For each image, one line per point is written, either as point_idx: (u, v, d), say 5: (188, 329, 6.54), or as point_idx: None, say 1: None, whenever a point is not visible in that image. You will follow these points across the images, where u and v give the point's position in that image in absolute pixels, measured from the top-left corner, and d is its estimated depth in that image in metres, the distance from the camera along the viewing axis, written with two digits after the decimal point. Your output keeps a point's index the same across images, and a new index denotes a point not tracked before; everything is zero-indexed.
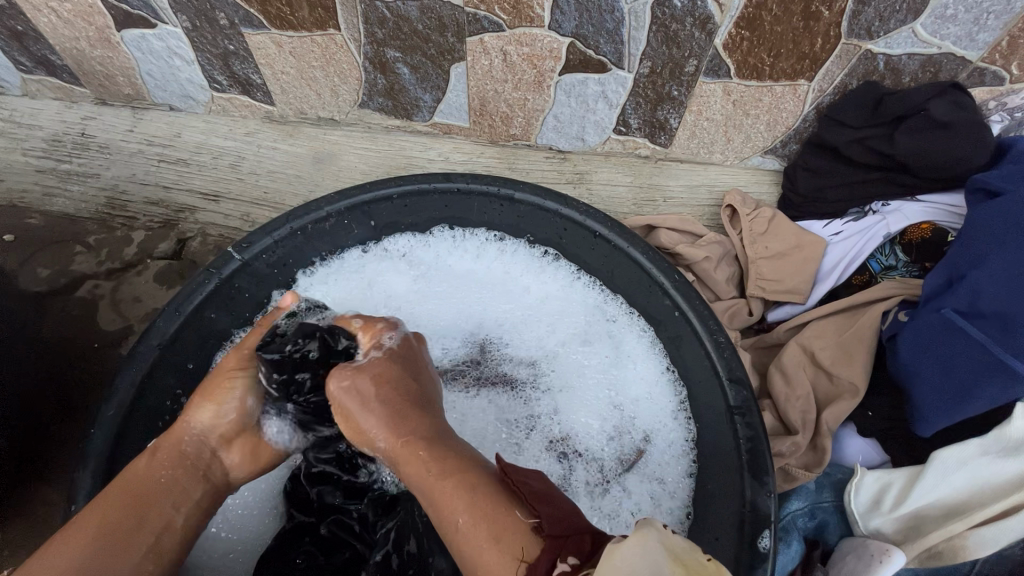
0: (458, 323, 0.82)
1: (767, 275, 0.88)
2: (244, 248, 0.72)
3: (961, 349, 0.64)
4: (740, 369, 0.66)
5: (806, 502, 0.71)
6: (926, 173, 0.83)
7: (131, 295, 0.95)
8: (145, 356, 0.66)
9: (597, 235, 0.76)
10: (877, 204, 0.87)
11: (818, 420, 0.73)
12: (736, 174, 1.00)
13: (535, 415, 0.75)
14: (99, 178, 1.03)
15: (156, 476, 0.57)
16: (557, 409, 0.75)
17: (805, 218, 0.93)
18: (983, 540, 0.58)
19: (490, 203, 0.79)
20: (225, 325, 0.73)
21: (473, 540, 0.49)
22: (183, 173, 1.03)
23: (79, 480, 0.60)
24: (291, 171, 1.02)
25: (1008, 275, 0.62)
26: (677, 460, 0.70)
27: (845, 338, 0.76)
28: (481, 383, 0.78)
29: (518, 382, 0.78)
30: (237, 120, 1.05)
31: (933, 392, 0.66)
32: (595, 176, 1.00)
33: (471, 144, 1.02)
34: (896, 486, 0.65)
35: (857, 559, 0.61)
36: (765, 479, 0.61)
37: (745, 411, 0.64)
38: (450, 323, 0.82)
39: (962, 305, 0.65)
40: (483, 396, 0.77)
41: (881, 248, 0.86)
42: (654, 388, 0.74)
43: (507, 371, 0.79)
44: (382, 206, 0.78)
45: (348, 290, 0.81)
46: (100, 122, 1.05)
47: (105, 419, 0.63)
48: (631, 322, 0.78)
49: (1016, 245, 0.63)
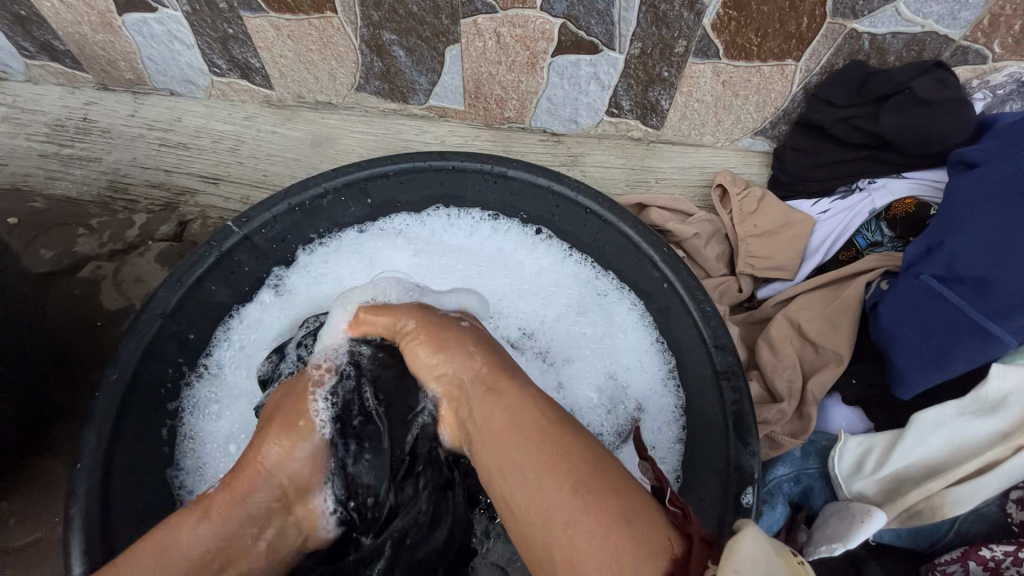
0: None
1: (756, 252, 0.89)
2: (244, 221, 0.74)
3: (939, 312, 0.66)
4: (726, 336, 0.68)
5: (792, 468, 0.73)
6: (910, 150, 0.85)
7: (132, 275, 0.96)
8: (147, 325, 0.68)
9: (587, 211, 0.77)
10: (862, 182, 0.89)
11: (804, 389, 0.75)
12: (726, 156, 1.01)
13: (542, 391, 0.77)
14: (101, 162, 1.04)
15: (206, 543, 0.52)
16: (562, 385, 0.77)
17: (794, 198, 0.95)
18: (960, 498, 0.60)
19: (483, 180, 0.81)
20: (224, 297, 0.75)
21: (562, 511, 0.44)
22: (183, 157, 1.05)
23: (85, 439, 0.61)
24: (291, 155, 1.04)
25: (982, 240, 0.65)
26: (669, 426, 0.72)
27: (831, 310, 0.78)
28: (511, 348, 0.79)
29: (529, 352, 0.79)
30: (237, 104, 1.07)
31: (913, 356, 0.68)
32: (588, 158, 1.02)
33: (467, 127, 1.04)
34: (877, 449, 0.67)
35: (841, 520, 0.63)
36: (749, 439, 0.63)
37: (731, 375, 0.66)
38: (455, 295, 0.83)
39: (940, 270, 0.67)
40: (516, 358, 0.79)
41: (867, 224, 0.88)
42: (644, 358, 0.76)
43: (514, 339, 0.80)
44: (378, 183, 0.80)
45: (351, 268, 0.82)
46: (102, 107, 1.07)
47: (109, 382, 0.64)
48: (622, 296, 0.79)
49: (992, 212, 0.66)
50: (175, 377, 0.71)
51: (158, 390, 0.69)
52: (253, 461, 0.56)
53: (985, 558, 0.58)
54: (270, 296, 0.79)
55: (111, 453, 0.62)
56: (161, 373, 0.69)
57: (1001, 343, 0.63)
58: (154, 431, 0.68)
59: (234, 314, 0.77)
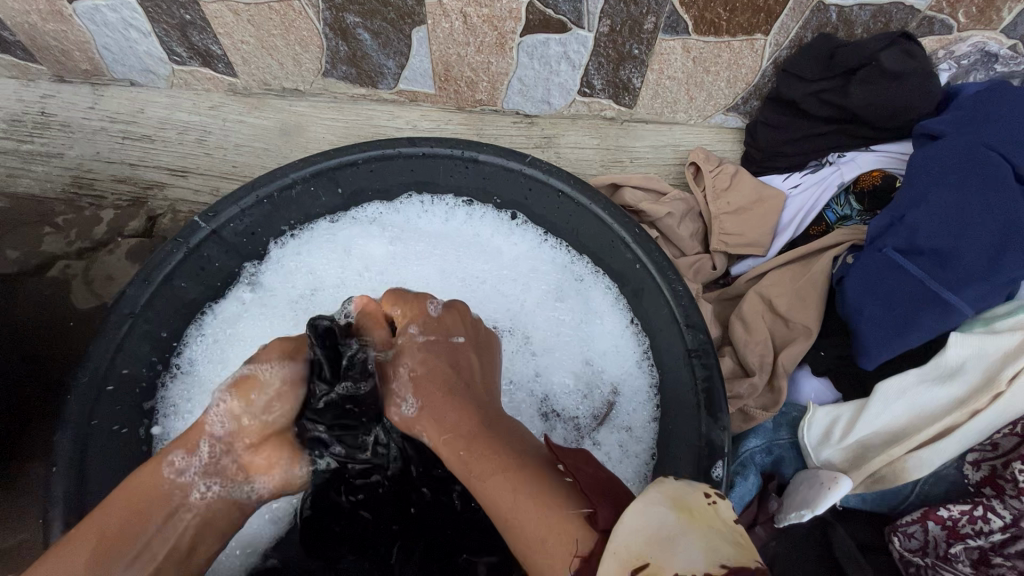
0: (444, 287, 0.83)
1: (730, 229, 0.90)
2: (211, 216, 0.72)
3: (903, 284, 0.68)
4: (697, 315, 0.69)
5: (763, 439, 0.76)
6: (876, 123, 0.86)
7: (103, 273, 0.94)
8: (117, 325, 0.67)
9: (559, 192, 0.77)
10: (832, 156, 0.90)
11: (775, 362, 0.77)
12: (700, 133, 1.02)
13: (520, 378, 0.78)
14: (63, 157, 1.01)
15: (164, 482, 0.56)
16: (539, 371, 0.78)
17: (766, 173, 0.95)
18: (920, 462, 0.63)
19: (455, 166, 0.80)
20: (195, 293, 0.74)
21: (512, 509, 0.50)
22: (148, 150, 1.02)
23: (59, 441, 0.61)
24: (260, 144, 1.02)
25: (943, 212, 0.66)
26: (644, 406, 0.74)
27: (800, 285, 0.79)
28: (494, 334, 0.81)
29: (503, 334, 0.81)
30: (201, 93, 1.04)
31: (877, 327, 0.69)
32: (562, 139, 1.02)
33: (439, 111, 1.03)
34: (845, 418, 0.69)
35: (809, 488, 0.66)
36: (719, 415, 0.64)
37: (702, 353, 0.67)
38: (439, 281, 0.84)
39: (902, 244, 0.68)
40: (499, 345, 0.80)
41: (836, 197, 0.89)
42: (620, 341, 0.77)
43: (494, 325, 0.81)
44: (347, 172, 0.78)
45: (327, 258, 0.82)
46: (60, 100, 1.04)
47: (81, 384, 0.64)
48: (597, 280, 0.80)
49: (953, 184, 0.67)
50: (150, 376, 0.71)
51: (134, 388, 0.69)
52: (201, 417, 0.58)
53: (943, 518, 0.61)
54: (246, 291, 0.79)
55: (85, 452, 0.62)
56: (135, 372, 0.69)
57: (960, 312, 0.65)
58: (131, 431, 0.69)
59: (207, 310, 0.77)
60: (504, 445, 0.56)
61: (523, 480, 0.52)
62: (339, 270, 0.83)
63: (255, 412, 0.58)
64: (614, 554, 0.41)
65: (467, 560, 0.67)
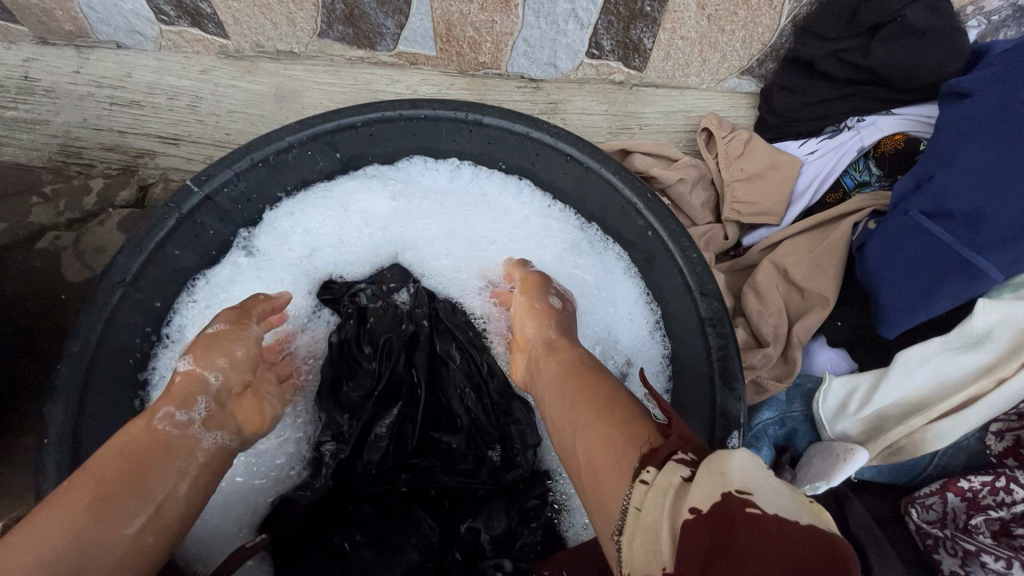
0: (446, 251, 0.80)
1: (742, 197, 0.87)
2: (204, 180, 0.69)
3: (927, 250, 0.65)
4: (712, 283, 0.66)
5: (776, 412, 0.74)
6: (899, 84, 0.82)
7: (95, 245, 0.91)
8: (107, 294, 0.64)
9: (567, 157, 0.74)
10: (852, 120, 0.87)
11: (789, 333, 0.75)
12: (712, 98, 0.98)
13: None
14: (49, 125, 0.97)
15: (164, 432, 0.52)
16: None
17: (783, 139, 0.92)
18: (940, 434, 0.61)
19: (459, 129, 0.76)
20: (189, 262, 0.71)
21: (593, 423, 0.47)
22: (138, 116, 0.98)
23: (49, 412, 0.59)
24: (254, 110, 0.98)
25: (973, 173, 0.63)
26: (657, 378, 0.72)
27: (817, 253, 0.77)
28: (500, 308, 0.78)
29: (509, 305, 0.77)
30: (191, 56, 0.99)
31: (898, 294, 0.67)
32: (569, 105, 0.97)
33: (440, 75, 0.98)
34: (862, 389, 0.67)
35: (824, 460, 0.64)
36: (736, 385, 0.62)
37: (717, 322, 0.65)
38: (444, 243, 0.80)
39: (928, 206, 0.66)
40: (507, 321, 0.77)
41: (855, 163, 0.86)
42: (632, 311, 0.75)
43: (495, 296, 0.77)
44: (346, 136, 0.74)
45: (322, 220, 0.78)
46: (43, 64, 0.98)
47: (71, 354, 0.61)
48: (608, 248, 0.77)
49: (985, 143, 0.64)
50: (144, 347, 0.69)
51: (126, 359, 0.67)
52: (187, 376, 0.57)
53: (964, 490, 0.59)
54: (241, 255, 0.75)
55: (79, 425, 0.60)
56: (128, 343, 0.67)
57: (989, 278, 0.62)
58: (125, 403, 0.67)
59: (200, 277, 0.74)
60: (595, 374, 0.54)
61: (605, 396, 0.50)
62: (337, 232, 0.79)
63: (233, 363, 0.60)
64: (718, 476, 0.35)
65: (469, 529, 0.68)
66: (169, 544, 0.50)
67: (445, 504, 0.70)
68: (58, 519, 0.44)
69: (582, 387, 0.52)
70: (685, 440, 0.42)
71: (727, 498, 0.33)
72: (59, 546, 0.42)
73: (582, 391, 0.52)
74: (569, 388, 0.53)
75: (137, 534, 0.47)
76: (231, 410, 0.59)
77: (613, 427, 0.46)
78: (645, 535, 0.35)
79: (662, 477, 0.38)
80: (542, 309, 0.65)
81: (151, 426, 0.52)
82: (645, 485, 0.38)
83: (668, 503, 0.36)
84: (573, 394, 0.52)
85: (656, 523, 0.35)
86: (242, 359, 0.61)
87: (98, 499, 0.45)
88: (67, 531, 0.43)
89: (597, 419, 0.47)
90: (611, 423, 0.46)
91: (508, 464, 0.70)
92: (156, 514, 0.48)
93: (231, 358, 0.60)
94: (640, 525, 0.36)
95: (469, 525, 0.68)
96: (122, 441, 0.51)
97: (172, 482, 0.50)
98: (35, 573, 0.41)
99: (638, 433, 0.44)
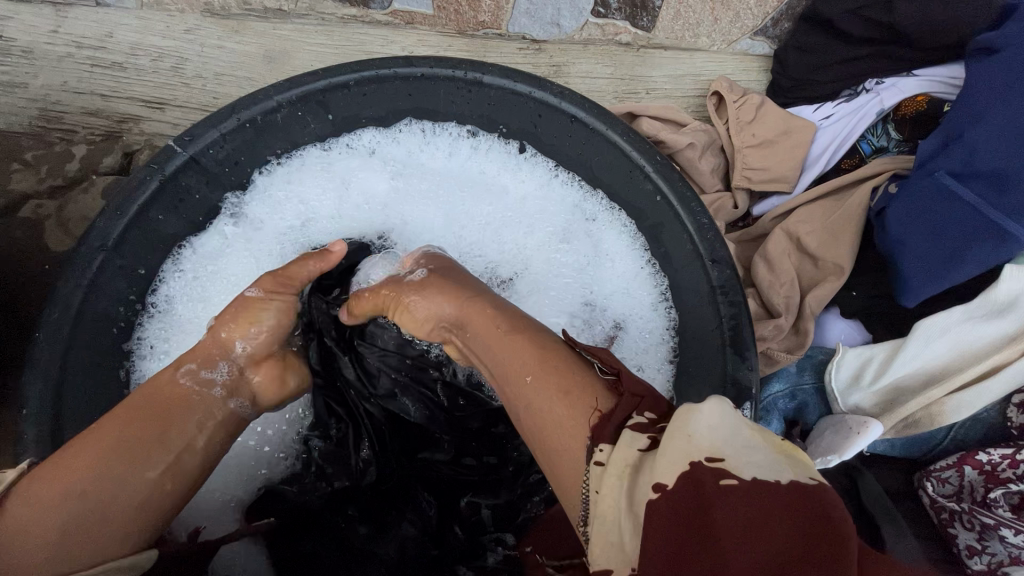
0: (440, 227, 0.78)
1: (754, 164, 0.83)
2: (187, 141, 0.64)
3: (952, 213, 0.63)
4: (723, 250, 0.63)
5: (787, 384, 0.71)
6: (923, 43, 0.78)
7: (79, 214, 0.87)
8: (86, 260, 0.60)
9: (574, 119, 0.69)
10: (870, 82, 0.82)
11: (801, 304, 0.72)
12: (723, 62, 0.93)
13: None
14: (28, 88, 0.91)
15: (188, 387, 0.53)
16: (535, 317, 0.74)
17: (795, 105, 0.87)
18: (960, 405, 0.59)
19: (456, 89, 0.71)
20: (173, 228, 0.68)
21: (545, 399, 0.41)
22: (120, 79, 0.93)
23: (28, 383, 0.56)
24: (242, 73, 0.93)
25: (1004, 130, 0.60)
26: (657, 348, 0.70)
27: (832, 221, 0.74)
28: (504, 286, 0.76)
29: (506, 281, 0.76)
30: (175, 15, 0.94)
31: (919, 261, 0.64)
32: (573, 68, 0.92)
33: (436, 36, 0.93)
34: (877, 359, 0.65)
35: (835, 433, 0.62)
36: (747, 354, 0.59)
37: (729, 290, 0.62)
38: (438, 217, 0.78)
39: (957, 167, 0.63)
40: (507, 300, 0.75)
41: (873, 127, 0.82)
42: (633, 281, 0.73)
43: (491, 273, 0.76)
44: (338, 95, 0.69)
45: (322, 194, 0.76)
46: (18, 23, 0.92)
47: (50, 322, 0.58)
48: (612, 218, 0.75)
49: (1017, 99, 0.61)
50: (127, 316, 0.66)
51: (109, 328, 0.64)
52: (214, 337, 0.57)
53: (982, 463, 0.57)
54: (227, 221, 0.73)
55: (60, 396, 0.57)
56: (111, 312, 0.64)
57: (1016, 242, 0.59)
58: (109, 374, 0.64)
59: (184, 244, 0.70)
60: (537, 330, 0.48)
61: (550, 356, 0.45)
62: (336, 206, 0.77)
63: (264, 332, 0.59)
64: (684, 439, 0.33)
65: (469, 504, 0.65)
66: (187, 496, 0.51)
67: (440, 482, 0.66)
68: (85, 458, 0.45)
69: (523, 344, 0.46)
70: (638, 397, 0.39)
71: (693, 467, 0.32)
72: (81, 482, 0.44)
73: (522, 354, 0.45)
74: (508, 345, 0.47)
75: (159, 481, 0.48)
76: (251, 378, 0.58)
77: (560, 389, 0.41)
78: (607, 524, 0.33)
79: (620, 455, 0.35)
80: (428, 287, 0.57)
81: (178, 378, 0.53)
82: (600, 467, 0.35)
83: (631, 485, 0.33)
84: (513, 355, 0.46)
85: (614, 511, 0.33)
86: (279, 328, 0.60)
87: (123, 441, 0.47)
88: (92, 465, 0.45)
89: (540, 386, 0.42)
90: (559, 383, 0.42)
91: (503, 460, 0.66)
92: (175, 462, 0.50)
93: (268, 325, 0.59)
94: (599, 513, 0.34)
95: (469, 500, 0.65)
96: (149, 389, 0.52)
97: (195, 432, 0.52)
98: (67, 501, 0.44)
99: (583, 398, 0.40)
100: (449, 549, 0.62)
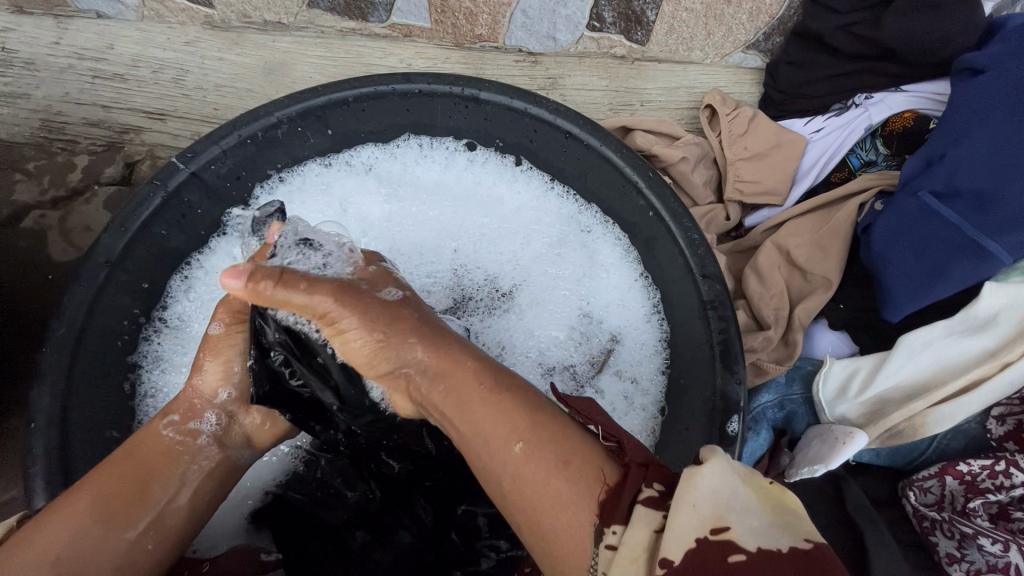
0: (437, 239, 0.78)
1: (746, 176, 0.84)
2: (189, 158, 0.66)
3: (935, 230, 0.65)
4: (714, 265, 0.65)
5: (776, 394, 0.73)
6: (913, 60, 0.80)
7: (81, 224, 0.88)
8: (92, 275, 0.62)
9: (568, 135, 0.71)
10: (860, 97, 0.84)
11: (790, 316, 0.74)
12: (716, 74, 0.95)
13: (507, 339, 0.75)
14: (29, 98, 0.92)
15: (167, 440, 0.54)
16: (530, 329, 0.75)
17: (787, 117, 0.88)
18: (942, 417, 0.60)
19: (454, 104, 0.73)
20: (177, 242, 0.69)
21: (536, 479, 0.40)
22: (121, 90, 0.94)
23: (36, 397, 0.58)
24: (242, 84, 0.95)
25: (985, 152, 0.63)
26: (652, 357, 0.71)
27: (821, 234, 0.75)
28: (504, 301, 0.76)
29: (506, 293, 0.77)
30: (175, 27, 0.95)
31: (903, 276, 0.66)
32: (568, 80, 0.94)
33: (434, 48, 0.94)
34: (862, 372, 0.67)
35: (822, 443, 0.64)
36: (735, 367, 0.61)
37: (719, 305, 0.64)
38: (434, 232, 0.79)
39: (939, 186, 0.65)
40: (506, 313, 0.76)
41: (862, 141, 0.83)
42: (629, 293, 0.74)
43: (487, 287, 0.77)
44: (337, 112, 0.71)
45: (322, 210, 0.77)
46: (20, 34, 0.93)
47: (56, 337, 0.59)
48: (607, 231, 0.76)
49: (997, 121, 0.63)
50: (132, 329, 0.67)
51: (115, 341, 0.65)
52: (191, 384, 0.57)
53: (962, 473, 0.60)
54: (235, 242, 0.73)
55: (67, 410, 0.59)
56: (116, 326, 0.65)
57: (996, 259, 0.62)
58: (117, 387, 0.65)
59: (191, 259, 0.72)
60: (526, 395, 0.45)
61: (533, 426, 0.43)
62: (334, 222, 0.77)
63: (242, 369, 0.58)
64: (690, 508, 0.35)
65: (466, 511, 0.66)
66: (171, 552, 0.52)
67: (440, 490, 0.67)
68: (65, 524, 0.46)
69: (509, 409, 0.44)
70: (645, 467, 0.40)
71: (701, 539, 0.33)
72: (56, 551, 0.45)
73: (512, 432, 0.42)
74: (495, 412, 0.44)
75: (139, 539, 0.49)
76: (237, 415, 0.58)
77: (558, 461, 0.41)
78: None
79: (633, 535, 0.36)
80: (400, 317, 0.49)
81: (156, 432, 0.54)
82: (611, 551, 0.36)
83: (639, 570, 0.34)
84: (498, 430, 0.43)
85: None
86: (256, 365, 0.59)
87: (102, 503, 0.48)
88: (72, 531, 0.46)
89: (530, 462, 0.41)
90: (555, 455, 0.41)
91: None
92: (157, 519, 0.50)
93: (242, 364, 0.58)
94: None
95: (466, 508, 0.66)
96: (128, 446, 0.53)
97: (178, 485, 0.52)
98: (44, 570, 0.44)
99: (588, 471, 0.40)
100: (444, 555, 0.63)
